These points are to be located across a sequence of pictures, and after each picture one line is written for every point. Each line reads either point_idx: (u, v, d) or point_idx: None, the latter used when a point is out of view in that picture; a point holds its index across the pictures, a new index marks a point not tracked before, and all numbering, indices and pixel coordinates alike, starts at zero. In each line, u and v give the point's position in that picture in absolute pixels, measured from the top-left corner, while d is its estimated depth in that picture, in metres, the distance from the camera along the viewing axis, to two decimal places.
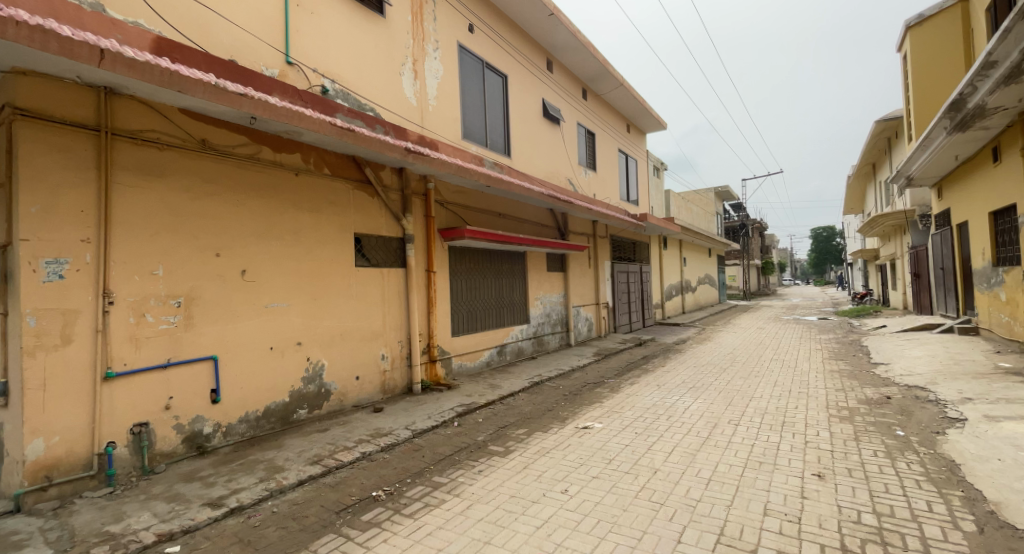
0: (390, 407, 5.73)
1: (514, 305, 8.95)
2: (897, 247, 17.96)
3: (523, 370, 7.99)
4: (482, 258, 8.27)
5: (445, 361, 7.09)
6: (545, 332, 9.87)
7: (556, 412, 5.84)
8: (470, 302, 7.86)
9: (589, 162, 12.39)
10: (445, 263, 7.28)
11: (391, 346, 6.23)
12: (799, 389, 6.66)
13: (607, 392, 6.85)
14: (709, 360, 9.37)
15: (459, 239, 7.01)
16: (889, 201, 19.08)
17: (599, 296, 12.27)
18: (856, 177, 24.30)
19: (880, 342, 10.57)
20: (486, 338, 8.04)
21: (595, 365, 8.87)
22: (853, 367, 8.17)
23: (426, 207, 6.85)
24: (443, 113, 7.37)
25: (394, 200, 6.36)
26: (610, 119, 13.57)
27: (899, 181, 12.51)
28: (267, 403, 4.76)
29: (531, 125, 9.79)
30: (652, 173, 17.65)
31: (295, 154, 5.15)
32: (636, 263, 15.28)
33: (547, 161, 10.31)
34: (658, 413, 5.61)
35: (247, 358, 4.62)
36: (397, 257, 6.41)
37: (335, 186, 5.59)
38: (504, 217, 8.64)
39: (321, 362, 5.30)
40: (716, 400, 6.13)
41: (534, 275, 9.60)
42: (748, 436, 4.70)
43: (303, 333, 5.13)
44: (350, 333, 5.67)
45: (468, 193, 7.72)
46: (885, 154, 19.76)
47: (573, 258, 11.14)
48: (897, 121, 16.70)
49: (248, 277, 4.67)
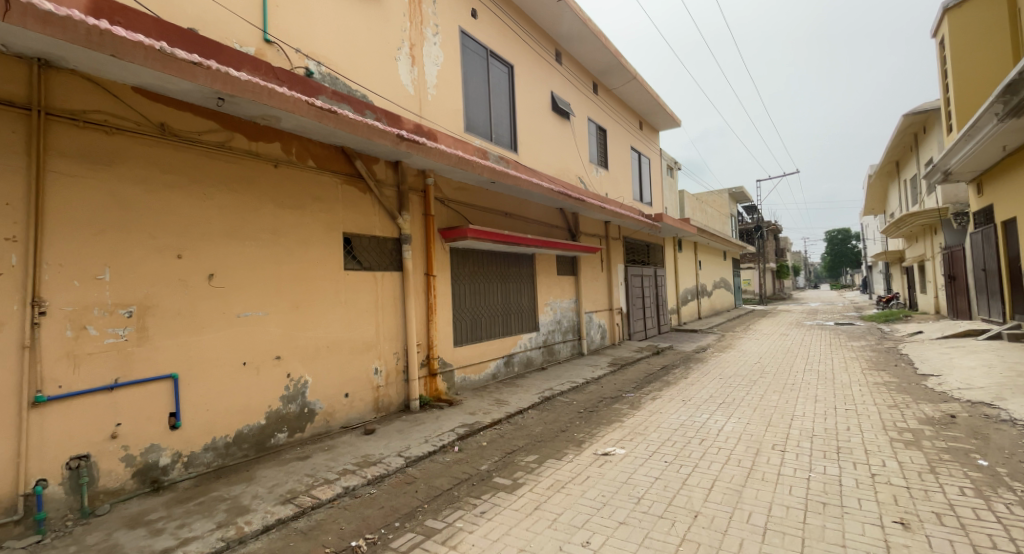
0: (383, 428, 5.08)
1: (522, 312, 8.29)
2: (927, 248, 17.00)
3: (532, 383, 7.29)
4: (488, 261, 7.63)
5: (447, 375, 6.43)
6: (556, 341, 9.18)
7: (571, 434, 5.15)
8: (475, 309, 7.21)
9: (601, 160, 11.75)
10: (447, 266, 6.65)
11: (386, 358, 5.59)
12: (845, 406, 5.91)
13: (627, 409, 6.14)
14: (735, 371, 8.59)
15: (461, 239, 6.37)
16: (916, 200, 18.16)
17: (613, 301, 11.55)
18: (878, 176, 23.37)
19: (920, 350, 9.73)
20: (492, 348, 7.38)
21: (611, 377, 8.15)
22: (899, 379, 7.36)
23: (425, 204, 6.22)
24: (444, 103, 6.77)
25: (389, 196, 5.74)
26: (622, 116, 12.91)
27: (934, 176, 11.70)
28: (238, 428, 4.13)
29: (539, 119, 9.17)
30: (665, 173, 16.91)
31: (275, 143, 4.56)
32: (651, 266, 14.56)
33: (557, 157, 9.68)
34: (689, 436, 4.92)
35: (214, 376, 3.99)
36: (392, 259, 5.79)
37: (322, 180, 4.99)
38: (511, 217, 8.01)
39: (304, 378, 4.67)
40: (754, 421, 5.38)
41: (543, 279, 8.94)
42: (800, 469, 3.96)
43: (282, 346, 4.51)
44: (338, 345, 5.05)
45: (471, 190, 7.09)
46: (910, 151, 18.89)
47: (585, 262, 10.46)
48: (926, 114, 15.79)
49: (217, 282, 4.06)
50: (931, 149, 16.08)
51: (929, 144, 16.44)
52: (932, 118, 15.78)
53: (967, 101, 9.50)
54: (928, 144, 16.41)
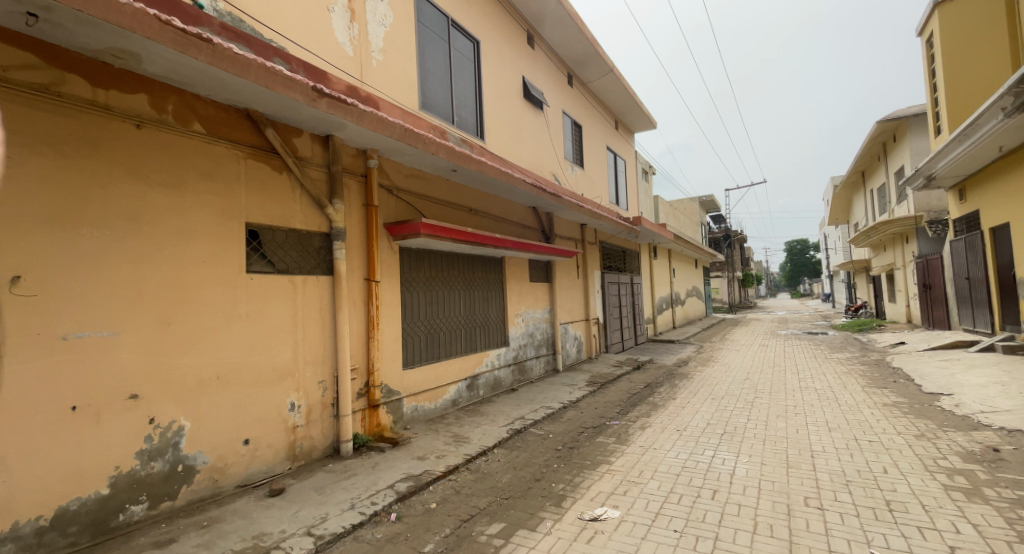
0: (296, 487, 3.79)
1: (488, 325, 7.12)
2: (898, 257, 16.85)
3: (500, 410, 6.11)
4: (448, 265, 6.43)
5: (393, 405, 5.18)
6: (528, 357, 8.03)
7: (548, 486, 3.98)
8: (430, 323, 5.99)
9: (576, 157, 10.78)
10: (396, 270, 5.42)
11: (309, 389, 4.32)
12: (867, 437, 4.99)
13: (613, 443, 5.04)
14: (727, 389, 7.65)
15: (413, 238, 5.17)
16: (885, 210, 18.11)
17: (589, 311, 10.53)
18: (844, 185, 23.52)
19: (914, 364, 9.12)
20: (452, 369, 6.16)
21: (590, 399, 7.06)
22: (908, 400, 6.57)
23: (366, 192, 4.98)
24: (392, 73, 5.59)
25: (316, 179, 4.49)
26: (598, 113, 12.00)
27: (915, 181, 11.39)
28: (59, 506, 2.81)
29: (509, 106, 8.10)
30: (641, 177, 16.13)
31: (137, 95, 3.29)
32: (627, 274, 13.69)
33: (529, 150, 8.62)
34: (698, 485, 3.85)
35: (17, 429, 2.67)
36: (319, 260, 4.53)
37: (215, 152, 3.72)
38: (476, 214, 6.85)
39: (178, 423, 3.37)
40: (770, 461, 4.36)
41: (513, 287, 7.80)
42: (856, 543, 2.94)
43: (142, 379, 3.20)
44: (237, 375, 3.75)
45: (427, 179, 5.90)
46: (877, 160, 18.90)
47: (559, 267, 9.41)
48: (897, 122, 15.64)
49: (27, 289, 2.74)
50: (901, 158, 15.93)
51: (897, 152, 16.38)
52: (902, 126, 15.61)
53: (962, 100, 9.07)
54: (897, 152, 16.27)
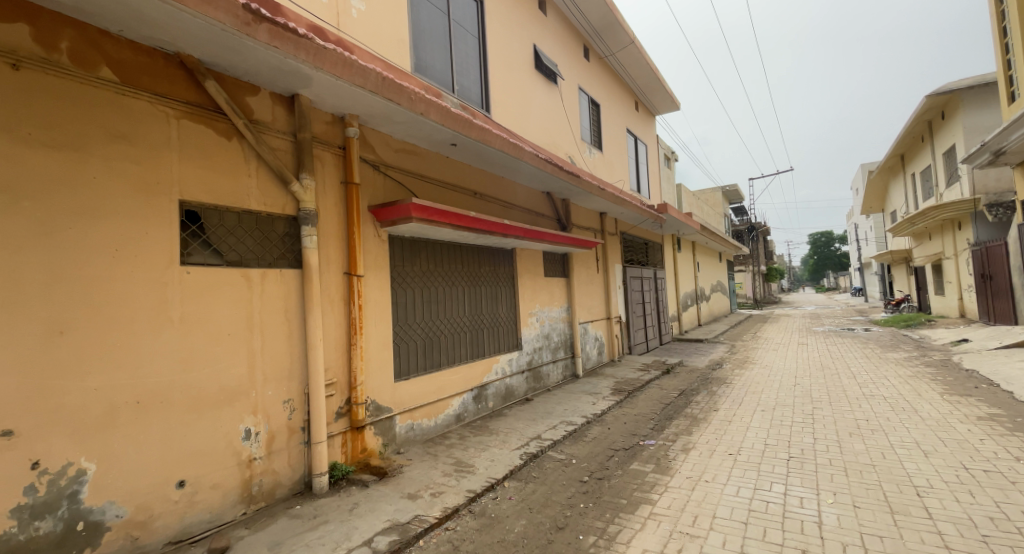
0: (245, 544, 2.91)
1: (498, 326, 6.19)
2: (947, 245, 15.42)
3: (513, 428, 5.17)
4: (450, 258, 5.52)
5: (383, 426, 4.28)
6: (544, 361, 7.07)
7: (575, 541, 3.03)
8: (429, 325, 5.08)
9: (594, 139, 9.78)
10: (387, 262, 4.51)
11: (272, 411, 3.44)
12: (983, 467, 3.91)
13: (653, 474, 4.07)
14: (777, 398, 6.56)
15: (403, 223, 4.28)
16: (931, 195, 16.63)
17: (611, 309, 9.52)
18: (881, 171, 21.97)
19: (990, 365, 7.91)
20: (455, 379, 5.24)
21: (618, 410, 6.09)
22: (1006, 411, 5.43)
23: (345, 166, 4.09)
24: (378, 27, 4.69)
25: (277, 149, 3.61)
26: (617, 93, 10.96)
27: (980, 158, 10.09)
28: None
29: (518, 77, 7.16)
30: (663, 163, 15.02)
31: (16, 25, 2.46)
32: (650, 268, 12.62)
33: (542, 127, 7.66)
34: (779, 544, 2.86)
35: None
36: (284, 250, 3.65)
37: (133, 108, 2.88)
38: (481, 198, 5.93)
39: (78, 467, 2.54)
40: (866, 505, 3.33)
41: (527, 282, 6.86)
42: None
43: (22, 409, 2.37)
44: (166, 398, 2.89)
45: (421, 156, 5.00)
46: (920, 141, 17.43)
47: (578, 260, 8.44)
48: (947, 98, 14.24)
49: None
50: (951, 136, 14.50)
51: (946, 131, 14.95)
52: (952, 101, 14.20)
53: None
54: (947, 130, 14.82)
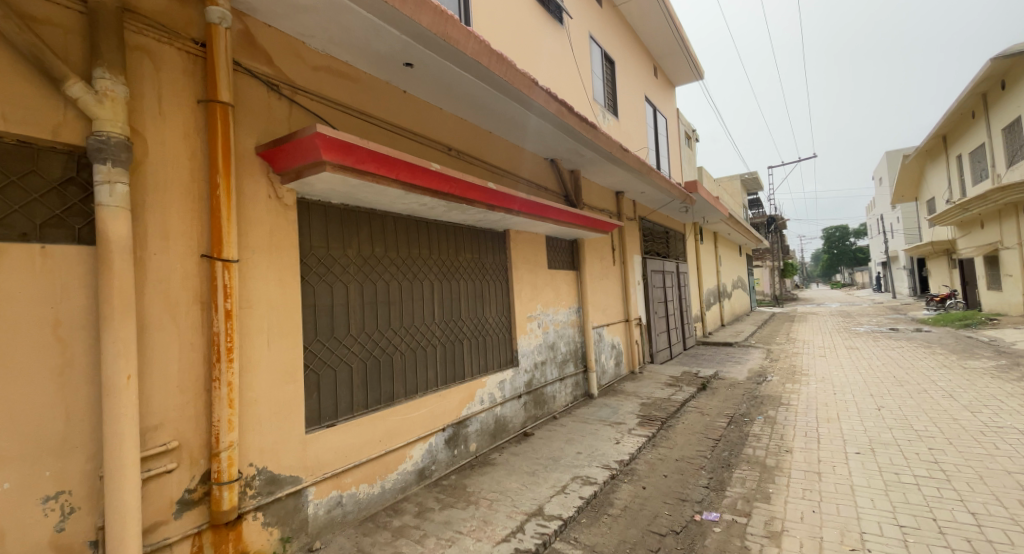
0: None
1: (482, 335, 4.48)
2: (1007, 233, 13.53)
3: (502, 491, 3.44)
4: (411, 240, 3.81)
5: (282, 509, 2.60)
6: (548, 380, 5.35)
7: None
8: (373, 338, 3.37)
9: (610, 104, 8.04)
10: (294, 241, 2.81)
11: (12, 522, 1.78)
12: None
13: None
14: (866, 431, 4.79)
15: (313, 174, 2.57)
16: (986, 178, 14.69)
17: (630, 310, 7.79)
18: (918, 155, 20.00)
19: None
20: (416, 418, 3.53)
21: (652, 452, 4.34)
22: None
23: (204, 73, 2.40)
24: None
25: (42, 20, 1.93)
26: (634, 53, 9.19)
27: None
28: None
29: (514, 7, 5.45)
30: (683, 143, 13.22)
31: None
32: (672, 260, 10.84)
33: (545, 76, 5.93)
34: None
35: None
36: (56, 209, 2.00)
37: None
38: (458, 156, 4.22)
39: None
40: None
41: (525, 275, 5.14)
42: None
43: None
44: None
45: (359, 82, 3.29)
46: (970, 117, 15.48)
47: (591, 248, 6.72)
48: (1012, 64, 12.35)
49: None
50: (1015, 108, 12.60)
51: (1007, 103, 13.04)
52: (1017, 67, 12.31)
53: None
54: (1008, 102, 12.92)
